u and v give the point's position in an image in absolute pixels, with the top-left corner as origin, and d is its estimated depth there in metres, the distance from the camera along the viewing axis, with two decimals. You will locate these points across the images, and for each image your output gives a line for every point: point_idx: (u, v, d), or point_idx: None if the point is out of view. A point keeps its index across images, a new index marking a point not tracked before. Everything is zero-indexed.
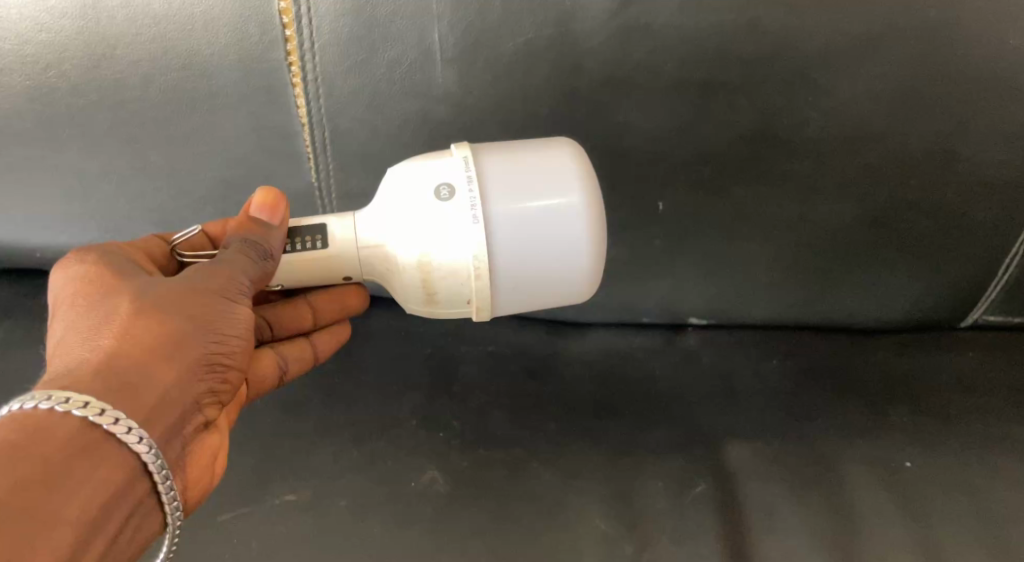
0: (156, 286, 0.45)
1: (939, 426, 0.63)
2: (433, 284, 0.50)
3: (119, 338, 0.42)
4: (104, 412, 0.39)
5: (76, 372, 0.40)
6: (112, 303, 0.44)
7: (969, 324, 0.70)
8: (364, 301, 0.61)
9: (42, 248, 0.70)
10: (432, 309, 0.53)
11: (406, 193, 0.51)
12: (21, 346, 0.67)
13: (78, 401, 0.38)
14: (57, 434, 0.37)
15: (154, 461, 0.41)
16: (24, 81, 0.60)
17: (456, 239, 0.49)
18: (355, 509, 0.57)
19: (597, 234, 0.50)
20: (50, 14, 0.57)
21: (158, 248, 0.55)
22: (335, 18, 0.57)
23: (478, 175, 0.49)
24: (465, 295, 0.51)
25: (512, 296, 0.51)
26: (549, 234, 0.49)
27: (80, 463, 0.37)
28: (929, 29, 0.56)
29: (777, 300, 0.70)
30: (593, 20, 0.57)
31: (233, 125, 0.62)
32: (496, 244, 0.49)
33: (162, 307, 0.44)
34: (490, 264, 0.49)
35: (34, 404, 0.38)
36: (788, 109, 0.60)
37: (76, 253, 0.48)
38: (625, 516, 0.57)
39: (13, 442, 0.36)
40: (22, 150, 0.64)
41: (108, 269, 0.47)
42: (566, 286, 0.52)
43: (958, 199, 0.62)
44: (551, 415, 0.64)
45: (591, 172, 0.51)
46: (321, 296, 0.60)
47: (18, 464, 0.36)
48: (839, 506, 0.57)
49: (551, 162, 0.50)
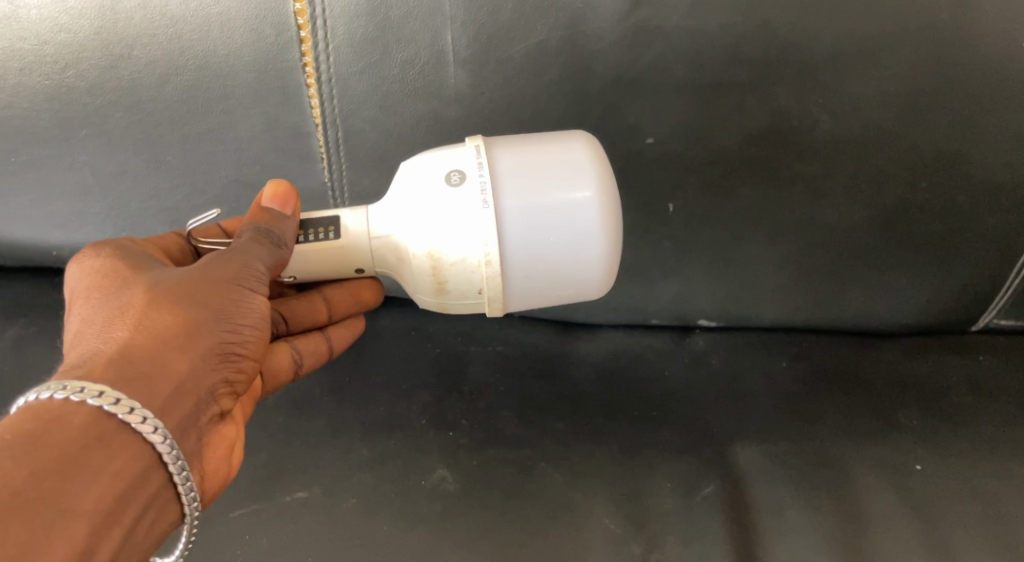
0: (169, 276, 0.46)
1: (950, 430, 0.63)
2: (443, 273, 0.51)
3: (133, 329, 0.43)
4: (118, 401, 0.39)
5: (90, 363, 0.41)
6: (127, 295, 0.45)
7: (979, 328, 0.70)
8: (377, 296, 0.62)
9: (58, 246, 0.71)
10: (442, 301, 0.53)
11: (418, 183, 0.51)
12: (36, 343, 0.68)
13: (92, 390, 0.39)
14: (72, 423, 0.38)
15: (169, 451, 0.41)
16: (42, 80, 0.61)
17: (465, 225, 0.49)
18: (365, 507, 0.57)
19: (611, 222, 0.50)
20: (69, 14, 0.58)
21: (175, 244, 0.56)
22: (350, 19, 0.58)
23: (488, 162, 0.50)
24: (475, 283, 0.51)
25: (525, 286, 0.52)
26: (562, 222, 0.49)
27: (95, 453, 0.38)
28: (938, 32, 0.56)
29: (786, 302, 0.70)
30: (605, 21, 0.57)
31: (248, 125, 0.63)
32: (507, 231, 0.49)
33: (176, 296, 0.45)
34: (500, 251, 0.50)
35: (49, 394, 0.39)
36: (798, 111, 0.60)
37: (90, 248, 0.49)
38: (634, 516, 0.57)
39: (29, 432, 0.37)
40: (39, 149, 0.65)
41: (122, 261, 0.47)
42: (581, 277, 0.52)
43: (968, 203, 0.63)
44: (560, 415, 0.65)
45: (602, 158, 0.51)
46: (337, 289, 0.61)
47: (34, 454, 0.36)
48: (847, 508, 0.58)
49: (564, 152, 0.51)
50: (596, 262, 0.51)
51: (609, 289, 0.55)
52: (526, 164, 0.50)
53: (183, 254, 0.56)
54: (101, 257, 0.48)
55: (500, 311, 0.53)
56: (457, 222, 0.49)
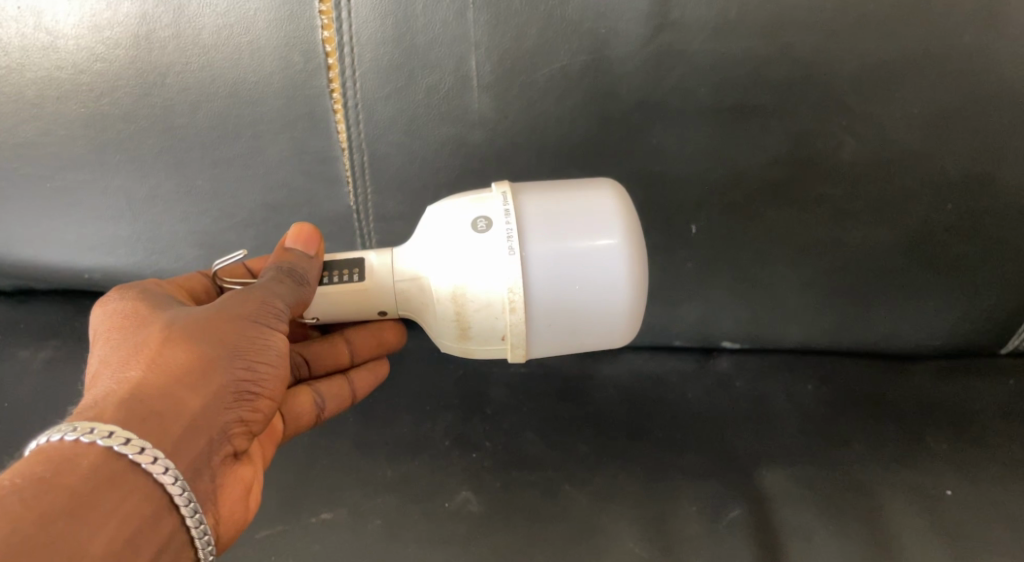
0: (188, 314, 0.47)
1: (982, 456, 0.61)
2: (467, 318, 0.52)
3: (147, 368, 0.44)
4: (128, 442, 0.40)
5: (103, 404, 0.42)
6: (144, 334, 0.46)
7: (1010, 350, 0.69)
8: (399, 337, 0.64)
9: (91, 269, 0.72)
10: (465, 345, 0.54)
11: (444, 231, 0.52)
12: (69, 365, 0.69)
13: (102, 431, 0.40)
14: (82, 464, 0.39)
15: (181, 493, 0.42)
16: (79, 108, 0.63)
17: (491, 271, 0.50)
18: (390, 528, 0.58)
19: (637, 271, 0.51)
20: (105, 44, 0.60)
21: (200, 285, 0.58)
22: (376, 46, 0.59)
23: (515, 209, 0.51)
24: (499, 329, 0.52)
25: (549, 334, 0.52)
26: (586, 270, 0.50)
27: (105, 494, 0.39)
28: (965, 54, 0.56)
29: (812, 325, 0.69)
30: (628, 47, 0.58)
31: (275, 151, 0.64)
32: (531, 278, 0.50)
33: (191, 335, 0.46)
34: (525, 297, 0.50)
35: (60, 436, 0.40)
36: (822, 133, 0.60)
37: (117, 290, 0.51)
38: (660, 540, 0.57)
39: (40, 475, 0.38)
40: (74, 175, 0.67)
41: (142, 302, 0.49)
42: (605, 322, 0.52)
43: (996, 225, 0.62)
44: (583, 437, 0.65)
45: (627, 207, 0.52)
46: (359, 332, 0.63)
47: (43, 497, 0.37)
48: (875, 533, 0.57)
49: (590, 198, 0.51)
50: (619, 309, 0.51)
51: (636, 331, 0.55)
52: (552, 208, 0.51)
53: (207, 295, 0.58)
54: (124, 298, 0.50)
55: (523, 356, 0.53)
56: (484, 268, 0.50)
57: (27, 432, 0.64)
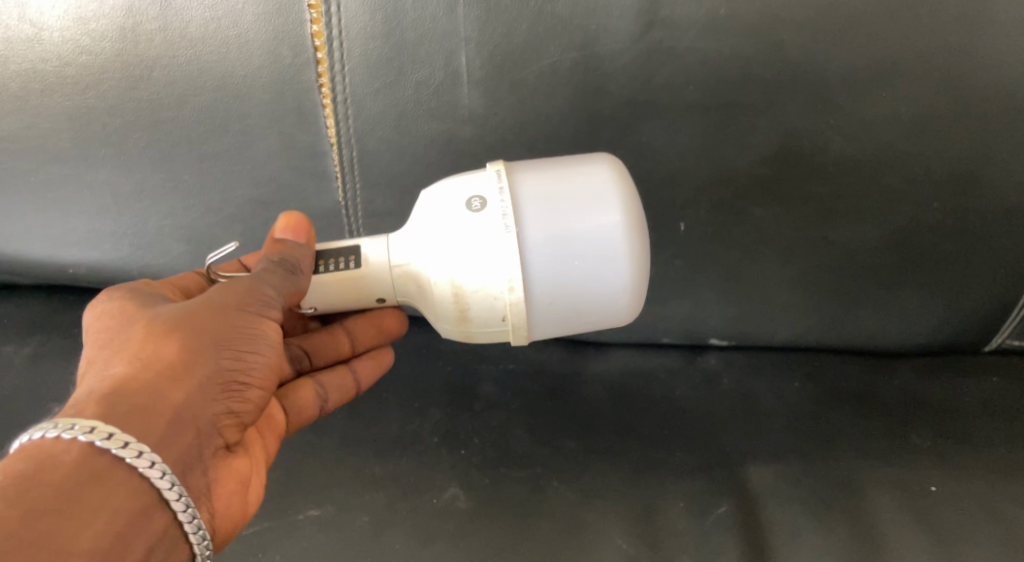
0: (174, 308, 0.47)
1: (966, 452, 0.62)
2: (465, 300, 0.52)
3: (131, 363, 0.43)
4: (111, 437, 0.39)
5: (87, 399, 0.42)
6: (130, 330, 0.46)
7: (993, 347, 0.69)
8: (400, 324, 0.63)
9: (75, 264, 0.71)
10: (465, 329, 0.54)
11: (440, 212, 0.52)
12: (54, 362, 0.69)
13: (84, 426, 0.39)
14: (64, 461, 0.38)
15: (168, 487, 0.41)
16: (64, 101, 0.62)
17: (489, 253, 0.50)
18: (378, 524, 0.58)
19: (636, 250, 0.51)
20: (91, 36, 0.59)
21: (194, 283, 0.58)
22: (365, 40, 0.58)
23: (509, 187, 0.51)
24: (498, 310, 0.52)
25: (548, 314, 0.52)
26: (582, 251, 0.50)
27: (91, 489, 0.38)
28: (949, 54, 0.56)
29: (798, 322, 0.70)
30: (617, 44, 0.58)
31: (263, 145, 0.63)
32: (529, 260, 0.50)
33: (179, 327, 0.45)
34: (523, 280, 0.50)
35: (42, 434, 0.39)
36: (810, 131, 0.60)
37: (105, 290, 0.51)
38: (647, 536, 0.57)
39: (23, 473, 0.38)
40: (59, 169, 0.66)
41: (130, 299, 0.49)
42: (602, 303, 0.52)
43: (980, 223, 0.63)
44: (571, 433, 0.65)
45: (624, 181, 0.52)
46: (359, 320, 0.63)
47: (27, 494, 0.37)
48: (862, 528, 0.57)
49: (586, 177, 0.51)
50: (618, 289, 0.51)
51: (635, 314, 0.55)
52: (548, 188, 0.51)
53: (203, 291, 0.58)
54: (112, 297, 0.49)
55: (524, 339, 0.53)
56: (481, 249, 0.50)
57: (8, 429, 0.63)
